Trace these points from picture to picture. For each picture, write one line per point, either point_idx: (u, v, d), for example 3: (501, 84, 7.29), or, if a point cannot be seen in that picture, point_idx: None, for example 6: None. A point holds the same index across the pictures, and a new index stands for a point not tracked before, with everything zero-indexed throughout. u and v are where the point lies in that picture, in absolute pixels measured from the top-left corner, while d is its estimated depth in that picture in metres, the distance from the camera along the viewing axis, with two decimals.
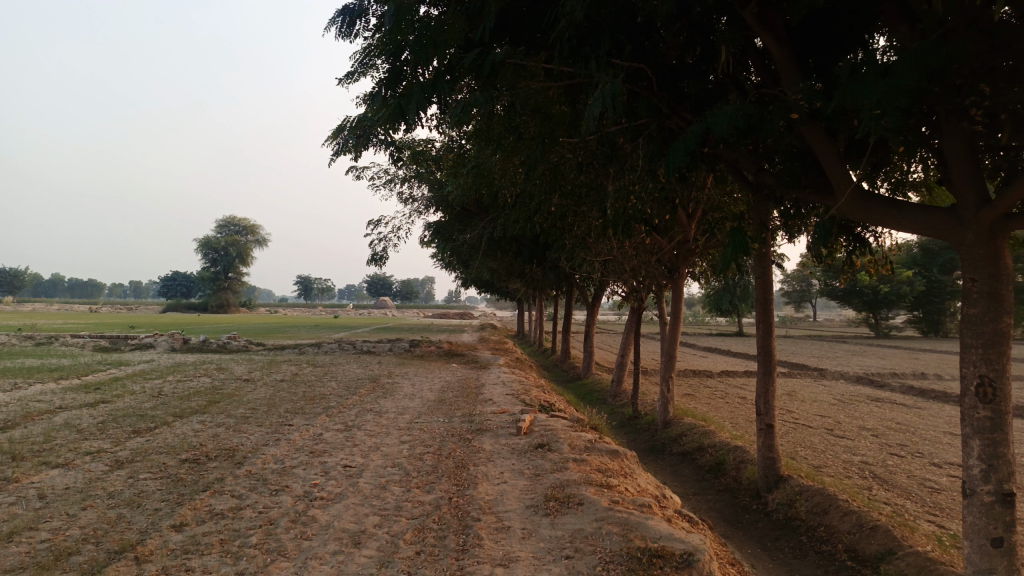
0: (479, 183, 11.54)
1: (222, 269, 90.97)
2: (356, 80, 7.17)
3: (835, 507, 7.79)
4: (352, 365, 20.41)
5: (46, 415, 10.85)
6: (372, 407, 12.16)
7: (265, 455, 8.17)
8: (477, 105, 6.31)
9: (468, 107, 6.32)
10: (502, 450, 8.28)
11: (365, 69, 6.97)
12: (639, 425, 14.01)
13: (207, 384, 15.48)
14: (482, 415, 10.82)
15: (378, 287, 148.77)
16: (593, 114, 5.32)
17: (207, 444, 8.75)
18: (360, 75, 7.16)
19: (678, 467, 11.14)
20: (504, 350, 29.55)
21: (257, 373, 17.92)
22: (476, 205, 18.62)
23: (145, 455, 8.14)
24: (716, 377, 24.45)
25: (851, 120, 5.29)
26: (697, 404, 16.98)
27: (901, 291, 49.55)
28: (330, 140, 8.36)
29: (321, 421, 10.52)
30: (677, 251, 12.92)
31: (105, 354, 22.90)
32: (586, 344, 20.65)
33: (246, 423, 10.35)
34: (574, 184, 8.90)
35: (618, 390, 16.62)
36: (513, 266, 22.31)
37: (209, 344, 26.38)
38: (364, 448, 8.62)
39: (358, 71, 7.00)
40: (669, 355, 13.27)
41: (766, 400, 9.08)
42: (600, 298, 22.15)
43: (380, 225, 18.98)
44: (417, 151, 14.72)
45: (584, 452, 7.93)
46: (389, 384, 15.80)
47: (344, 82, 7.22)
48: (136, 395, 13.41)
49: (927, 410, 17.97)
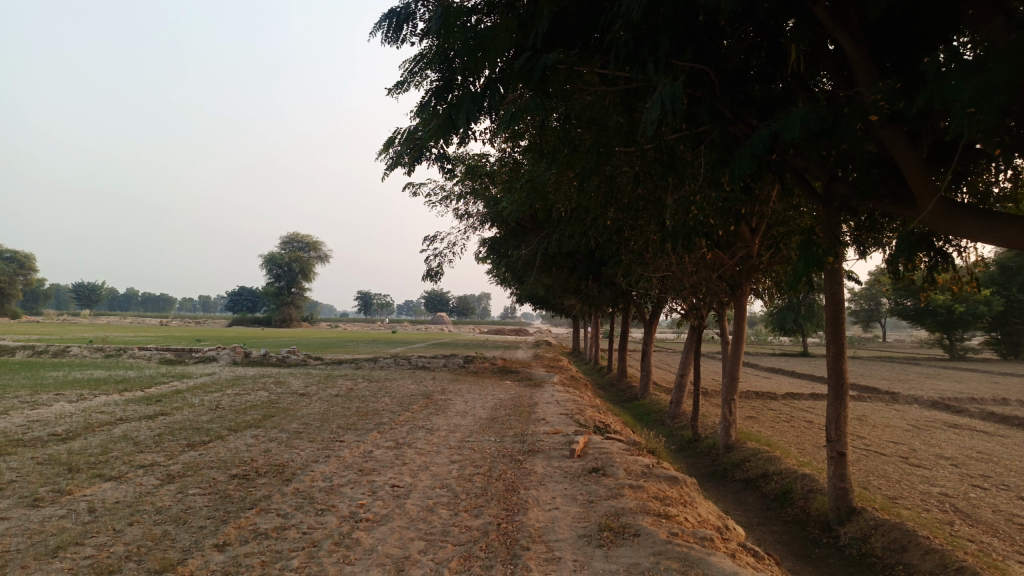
0: (533, 198, 11.33)
1: (285, 284, 93.32)
2: (406, 90, 7.04)
3: (915, 545, 7.20)
4: (406, 381, 20.36)
5: (107, 426, 11.05)
6: (424, 424, 12.01)
7: (314, 472, 8.06)
8: (529, 111, 6.08)
9: (518, 113, 6.10)
10: (554, 473, 7.96)
11: (415, 79, 6.84)
12: (699, 449, 13.46)
13: (264, 398, 15.63)
14: (535, 435, 10.52)
15: (435, 304, 150.05)
16: (652, 118, 5.07)
17: (258, 459, 8.70)
18: (410, 86, 7.04)
19: (741, 495, 10.60)
20: (560, 367, 29.16)
21: (313, 388, 18.03)
22: (531, 221, 18.43)
23: (196, 469, 8.13)
24: (780, 399, 23.52)
25: (936, 124, 4.87)
26: (760, 427, 16.29)
27: (978, 311, 47.10)
28: (381, 153, 8.23)
29: (371, 438, 10.40)
30: (740, 268, 12.42)
31: (169, 367, 23.51)
32: (643, 363, 20.12)
33: (298, 438, 10.31)
34: (631, 196, 8.59)
35: (676, 411, 16.09)
36: (568, 283, 21.99)
37: (269, 358, 26.82)
38: (414, 467, 8.44)
39: (408, 81, 6.87)
40: (731, 376, 12.71)
41: (837, 426, 8.52)
42: (658, 316, 21.61)
43: (435, 241, 18.98)
44: (471, 166, 14.61)
45: (640, 477, 7.55)
46: (442, 401, 15.63)
47: (393, 93, 7.09)
48: (194, 408, 13.59)
49: (1011, 438, 16.81)
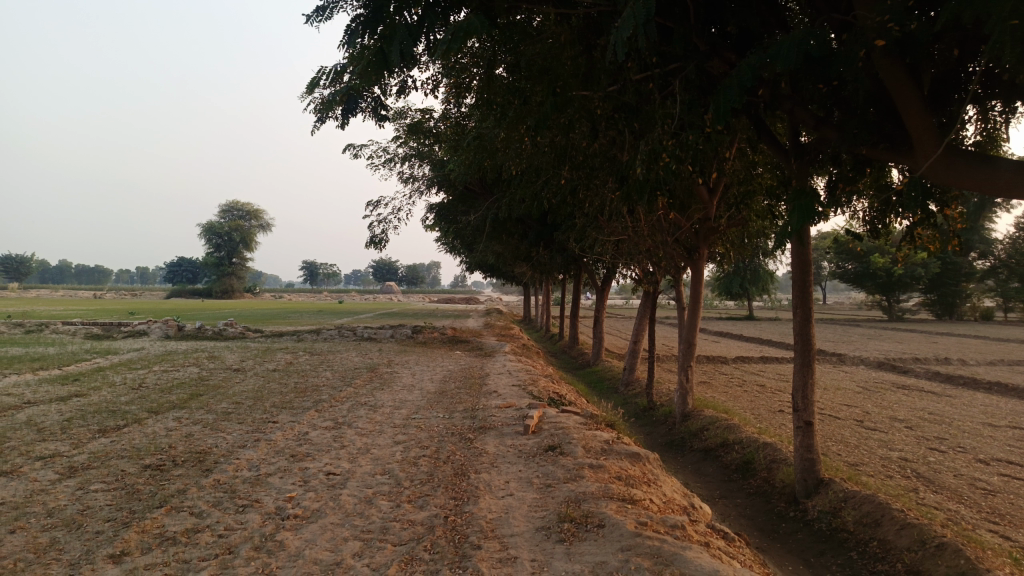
0: (480, 159, 10.52)
1: (225, 254, 90.28)
2: (328, 17, 6.15)
3: (888, 518, 6.80)
4: (351, 354, 19.42)
5: (9, 411, 9.89)
6: (367, 400, 11.21)
7: (239, 460, 7.21)
8: (473, 31, 5.42)
9: (462, 35, 5.41)
10: (507, 453, 7.31)
11: (338, 4, 5.99)
12: (655, 418, 13.03)
13: (193, 375, 14.57)
14: (486, 410, 9.83)
15: (382, 273, 147.76)
16: (622, 40, 4.48)
17: (177, 446, 7.79)
18: (333, 14, 6.16)
19: (700, 466, 10.16)
20: (510, 335, 28.56)
21: (249, 362, 16.97)
22: (479, 184, 17.57)
23: (104, 459, 7.19)
24: (731, 364, 23.40)
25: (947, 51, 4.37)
26: (714, 393, 15.96)
27: (916, 274, 48.25)
28: (303, 95, 7.31)
29: (308, 417, 9.57)
30: (697, 230, 11.88)
31: (96, 342, 22.00)
32: (596, 330, 19.59)
33: (225, 420, 9.39)
34: (588, 149, 7.93)
35: (630, 379, 15.66)
36: (519, 249, 21.25)
37: (205, 331, 25.47)
38: (353, 450, 7.67)
39: (331, 7, 6.00)
40: (688, 342, 12.20)
41: (804, 394, 8.07)
42: (610, 282, 21.11)
43: (379, 206, 17.96)
44: (415, 124, 13.65)
45: (600, 455, 6.96)
46: (387, 375, 14.82)
47: (312, 22, 6.18)
48: (114, 388, 12.42)
49: (958, 398, 16.92)
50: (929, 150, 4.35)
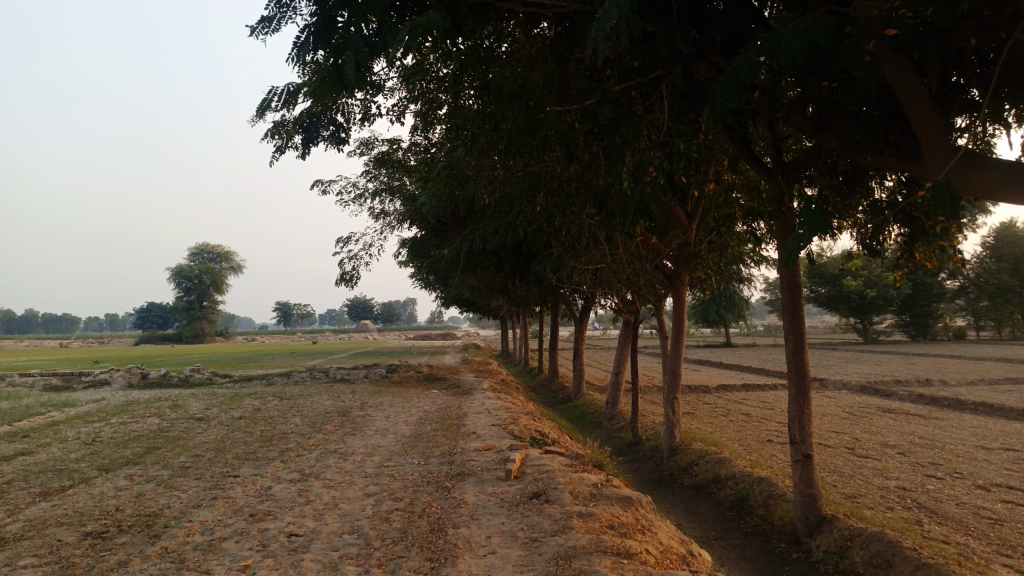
0: (449, 191, 10.08)
1: (196, 298, 88.67)
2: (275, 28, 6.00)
3: (900, 559, 6.30)
4: (322, 397, 18.65)
5: None
6: (337, 447, 10.53)
7: (192, 522, 6.52)
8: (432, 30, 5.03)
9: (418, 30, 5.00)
10: (488, 502, 6.74)
11: (285, 14, 5.86)
12: (642, 453, 12.49)
13: (153, 426, 13.75)
14: (464, 454, 9.23)
15: (357, 311, 146.46)
16: (604, 33, 4.23)
17: (125, 509, 7.10)
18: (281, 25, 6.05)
19: (693, 504, 9.61)
20: (487, 372, 27.88)
21: (214, 410, 16.17)
22: (452, 217, 17.13)
23: (41, 527, 6.48)
24: (714, 393, 22.91)
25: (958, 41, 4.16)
26: (699, 424, 15.47)
27: (888, 295, 48.45)
28: (253, 118, 7.09)
29: (273, 470, 8.89)
30: (678, 256, 11.43)
31: (53, 394, 20.93)
32: (576, 363, 19.07)
33: (182, 477, 8.68)
34: (563, 171, 7.54)
35: (613, 412, 15.14)
36: (495, 283, 20.73)
37: (170, 377, 24.52)
38: (320, 506, 7.03)
39: (279, 17, 5.84)
40: (673, 373, 11.66)
41: (801, 425, 7.60)
42: (588, 313, 20.66)
43: (349, 243, 17.42)
44: (384, 156, 13.20)
45: (589, 501, 6.41)
46: (359, 418, 14.13)
47: (258, 34, 5.99)
48: (65, 444, 11.58)
49: (946, 420, 16.56)
50: (942, 159, 4.22)
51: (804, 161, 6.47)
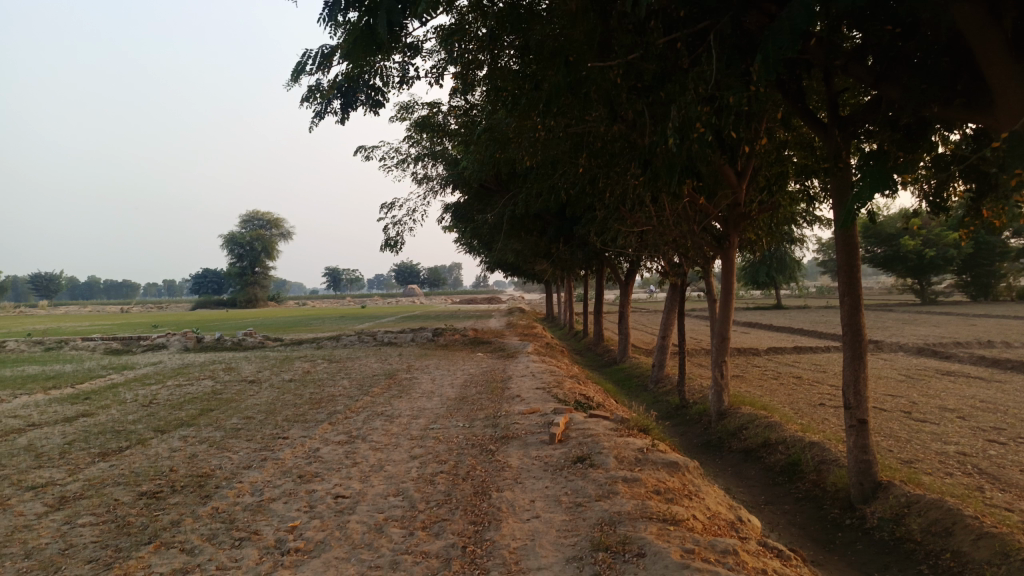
0: (490, 154, 9.91)
1: (248, 264, 90.75)
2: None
3: (961, 527, 6.06)
4: (370, 361, 18.89)
5: (12, 434, 9.45)
6: (384, 410, 10.63)
7: (242, 483, 6.65)
8: None
9: None
10: (532, 465, 6.70)
11: None
12: (689, 417, 12.31)
13: (207, 388, 14.10)
14: (509, 417, 9.21)
15: (404, 275, 148.04)
16: None
17: (179, 469, 7.29)
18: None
19: (742, 469, 9.44)
20: (532, 335, 27.86)
21: (266, 373, 16.52)
22: (495, 180, 16.95)
23: (100, 486, 6.68)
24: (764, 356, 22.48)
25: None
26: (748, 388, 15.20)
27: (948, 255, 46.64)
28: (290, 81, 7.24)
29: (321, 432, 9.03)
30: (726, 216, 11.05)
31: (115, 358, 21.70)
32: (622, 326, 18.87)
33: (233, 438, 8.88)
34: (606, 129, 7.31)
35: (660, 375, 14.97)
36: (539, 246, 20.56)
37: (224, 341, 25.16)
38: (366, 468, 7.10)
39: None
40: (722, 337, 11.38)
41: (857, 391, 7.33)
42: (634, 276, 20.37)
43: (393, 208, 17.44)
44: (424, 119, 13.07)
45: (635, 466, 6.32)
46: (406, 381, 14.27)
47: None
48: (124, 406, 11.99)
49: (1010, 384, 15.91)
50: (1017, 109, 3.91)
51: (863, 115, 6.09)
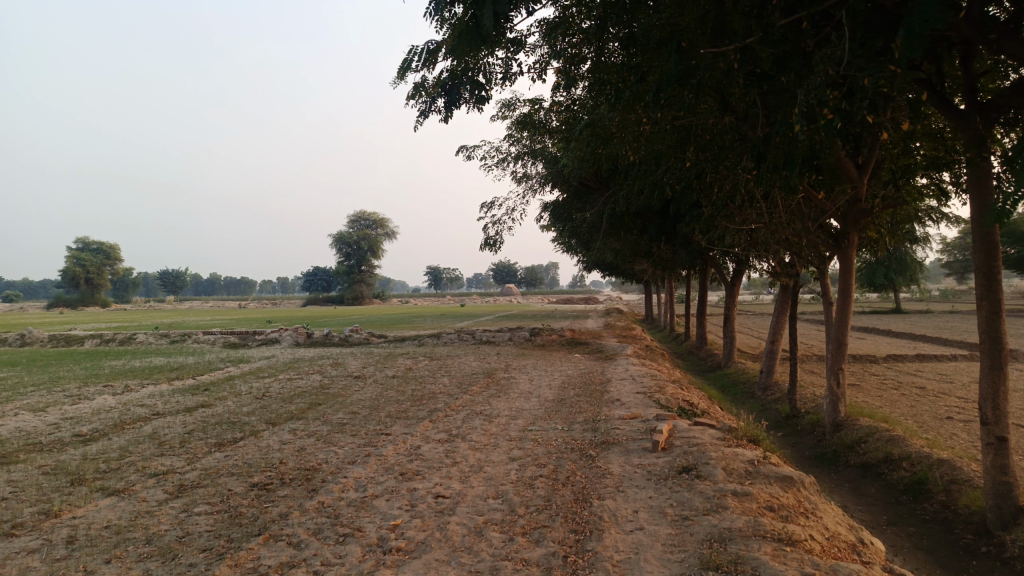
0: (592, 150, 9.73)
1: (355, 263, 94.07)
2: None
3: None
4: (469, 359, 19.06)
5: (139, 422, 10.06)
6: (483, 409, 10.64)
7: (346, 478, 6.78)
8: None
9: None
10: (634, 474, 6.48)
11: None
12: (801, 427, 11.68)
13: (315, 383, 14.61)
14: (609, 422, 8.99)
15: (503, 274, 149.43)
16: None
17: (287, 462, 7.52)
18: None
19: (861, 485, 8.83)
20: (632, 336, 27.36)
21: (370, 369, 16.97)
22: (595, 179, 16.70)
23: (215, 476, 6.98)
24: (882, 363, 21.11)
25: None
26: (866, 398, 14.29)
27: None
28: (396, 79, 7.48)
29: (422, 429, 9.11)
30: (845, 213, 10.36)
31: (231, 351, 22.90)
32: (726, 329, 18.20)
33: (339, 433, 9.10)
34: (717, 122, 6.99)
35: (768, 381, 14.31)
36: (639, 246, 20.14)
37: (331, 337, 26.06)
38: (466, 468, 7.09)
39: None
40: (838, 342, 10.69)
41: (996, 405, 6.64)
42: (740, 277, 19.61)
43: (493, 207, 17.52)
44: (525, 118, 13.03)
45: (745, 479, 5.99)
46: (505, 380, 14.28)
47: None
48: (239, 397, 12.57)
49: None
50: None
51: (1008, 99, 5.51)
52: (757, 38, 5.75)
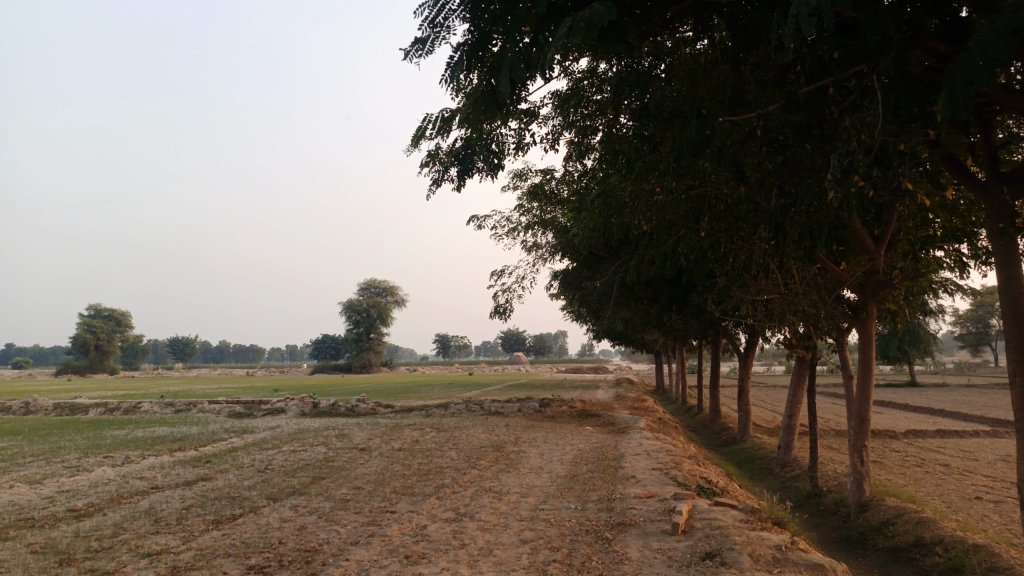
0: (603, 221, 9.69)
1: (364, 331, 93.99)
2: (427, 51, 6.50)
3: None
4: (477, 431, 18.64)
5: (136, 497, 9.72)
6: (492, 485, 10.26)
7: (349, 561, 6.42)
8: (594, 22, 4.71)
9: (577, 27, 4.74)
10: (654, 560, 6.10)
11: (437, 35, 6.38)
12: (824, 507, 11.19)
13: (320, 455, 14.22)
14: (624, 501, 8.61)
15: (511, 344, 148.79)
16: None
17: (287, 541, 7.17)
18: (432, 48, 6.53)
19: (892, 570, 8.33)
20: (644, 408, 26.82)
21: (376, 441, 16.56)
22: (605, 248, 16.66)
23: (210, 557, 6.63)
24: (903, 439, 20.50)
25: None
26: (889, 475, 13.77)
27: None
28: (409, 146, 7.53)
29: (429, 506, 8.75)
30: (862, 285, 10.17)
31: (237, 421, 22.56)
32: (741, 402, 17.78)
33: (342, 510, 8.74)
34: (734, 190, 6.96)
35: (787, 457, 13.85)
36: (650, 316, 19.94)
37: (338, 408, 25.67)
38: (475, 550, 6.73)
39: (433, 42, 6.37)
40: (861, 418, 10.31)
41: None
42: (753, 348, 19.30)
43: (503, 277, 17.46)
44: (536, 188, 13.08)
45: (774, 568, 5.60)
46: (514, 454, 13.87)
47: (412, 58, 6.52)
48: (240, 470, 12.21)
49: None
50: None
51: None
52: (776, 107, 5.70)
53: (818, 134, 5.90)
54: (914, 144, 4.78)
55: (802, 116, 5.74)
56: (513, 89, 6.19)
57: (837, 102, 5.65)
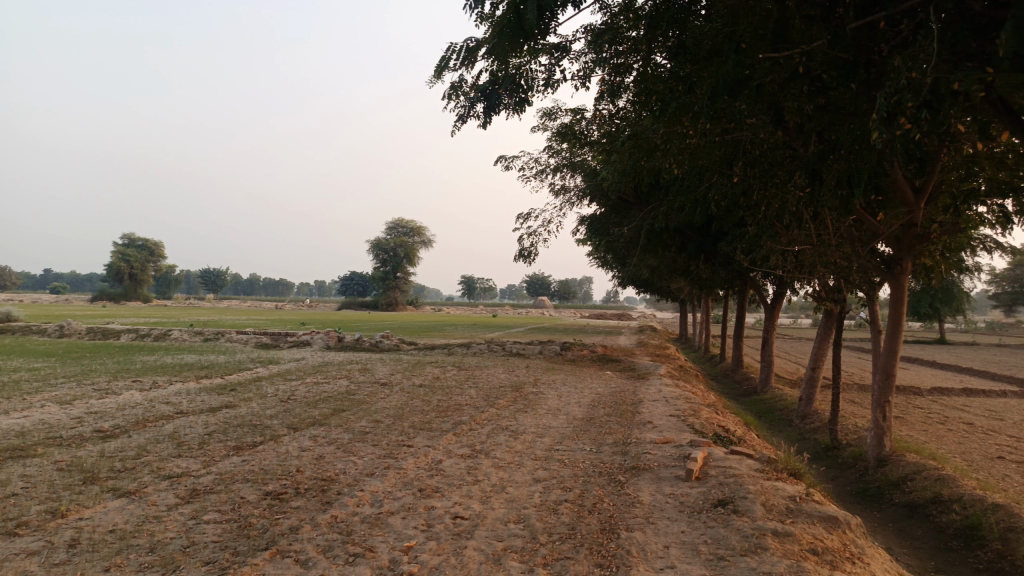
0: (632, 164, 9.41)
1: (391, 269, 94.60)
2: None
3: None
4: (498, 371, 18.76)
5: (161, 421, 9.94)
6: (509, 425, 10.31)
7: (363, 492, 6.50)
8: None
9: None
10: (665, 504, 6.09)
11: None
12: (842, 460, 11.12)
13: (342, 388, 14.42)
14: (639, 445, 8.60)
15: (537, 287, 149.04)
16: None
17: (304, 470, 7.29)
18: None
19: (906, 526, 8.27)
20: (666, 356, 26.77)
21: (397, 377, 16.73)
22: (634, 193, 16.32)
23: (228, 482, 6.76)
24: (928, 396, 20.25)
25: None
26: (910, 432, 13.63)
27: None
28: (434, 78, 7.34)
29: (445, 442, 8.83)
30: (898, 237, 9.83)
31: (264, 352, 22.96)
32: (765, 352, 17.62)
33: (359, 442, 8.85)
34: (770, 134, 6.68)
35: (807, 410, 13.74)
36: (676, 264, 19.68)
37: (362, 343, 25.98)
38: (487, 486, 6.78)
39: None
40: (886, 373, 10.09)
41: None
42: (780, 300, 19.01)
43: (529, 219, 17.24)
44: (566, 128, 12.75)
45: (786, 518, 5.55)
46: (533, 395, 13.93)
47: None
48: (263, 400, 12.40)
49: None
50: None
51: None
52: (821, 44, 5.38)
53: (864, 76, 5.56)
54: (970, 85, 4.48)
55: (849, 56, 5.40)
56: (542, 17, 5.92)
57: (887, 38, 5.30)
